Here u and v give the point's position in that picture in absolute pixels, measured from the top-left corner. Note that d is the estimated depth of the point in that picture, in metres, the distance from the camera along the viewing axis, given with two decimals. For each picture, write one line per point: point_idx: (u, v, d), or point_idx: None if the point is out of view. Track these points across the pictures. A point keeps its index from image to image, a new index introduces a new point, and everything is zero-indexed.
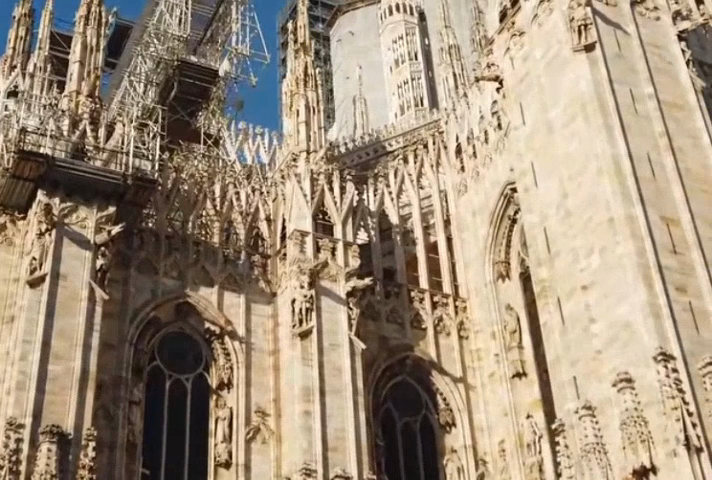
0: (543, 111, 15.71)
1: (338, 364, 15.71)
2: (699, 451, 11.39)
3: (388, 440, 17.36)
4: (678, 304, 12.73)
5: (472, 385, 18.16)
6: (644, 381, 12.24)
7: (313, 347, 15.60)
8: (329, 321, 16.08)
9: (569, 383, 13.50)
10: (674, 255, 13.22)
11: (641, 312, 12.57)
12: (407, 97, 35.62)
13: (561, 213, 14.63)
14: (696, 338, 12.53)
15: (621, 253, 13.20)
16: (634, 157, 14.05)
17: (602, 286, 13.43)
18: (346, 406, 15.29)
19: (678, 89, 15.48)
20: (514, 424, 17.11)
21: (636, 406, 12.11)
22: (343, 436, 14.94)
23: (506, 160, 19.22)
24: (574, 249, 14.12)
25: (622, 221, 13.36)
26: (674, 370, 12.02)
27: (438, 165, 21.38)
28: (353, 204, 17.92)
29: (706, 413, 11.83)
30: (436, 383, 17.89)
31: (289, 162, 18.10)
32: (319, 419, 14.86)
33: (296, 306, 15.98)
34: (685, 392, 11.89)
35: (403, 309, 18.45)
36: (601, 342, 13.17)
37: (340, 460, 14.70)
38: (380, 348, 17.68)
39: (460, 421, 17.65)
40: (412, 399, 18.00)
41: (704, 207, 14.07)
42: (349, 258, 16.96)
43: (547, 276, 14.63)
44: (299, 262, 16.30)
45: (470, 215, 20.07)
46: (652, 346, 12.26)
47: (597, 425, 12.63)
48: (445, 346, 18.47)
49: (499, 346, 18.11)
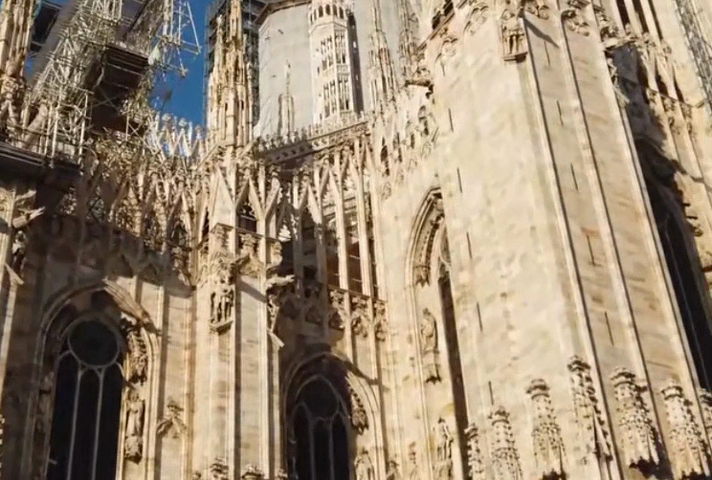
0: (472, 118, 15.88)
1: (255, 360, 15.62)
2: (608, 459, 11.62)
3: (301, 440, 17.21)
4: (594, 314, 12.95)
5: (387, 387, 18.25)
6: (558, 389, 12.44)
7: (230, 343, 15.49)
8: (248, 317, 15.97)
9: (484, 388, 13.68)
10: (592, 266, 13.48)
11: (559, 321, 12.77)
12: (332, 98, 35.61)
13: (484, 220, 14.81)
14: (609, 348, 12.76)
15: (541, 263, 13.41)
16: (558, 168, 14.28)
17: (521, 294, 13.62)
18: (260, 403, 15.20)
19: (602, 104, 15.85)
20: (426, 427, 17.30)
21: (549, 413, 12.32)
22: (256, 433, 14.86)
23: (432, 165, 19.40)
24: (496, 256, 14.30)
25: (544, 230, 13.58)
26: (587, 379, 12.22)
27: (363, 167, 21.49)
28: (278, 201, 17.87)
29: (616, 421, 12.07)
30: (351, 384, 17.91)
31: (215, 155, 17.97)
32: (233, 415, 14.75)
33: (215, 300, 15.85)
34: (597, 400, 12.09)
35: (322, 309, 18.42)
36: (518, 349, 13.34)
37: (252, 456, 14.60)
38: (298, 347, 17.62)
39: (373, 422, 17.72)
40: (326, 400, 17.95)
41: (623, 221, 14.39)
42: (271, 255, 16.90)
43: (467, 281, 14.79)
44: (221, 256, 16.16)
45: (392, 218, 20.23)
46: (567, 355, 12.45)
47: (510, 430, 12.81)
48: (362, 347, 18.51)
49: (415, 349, 18.27)
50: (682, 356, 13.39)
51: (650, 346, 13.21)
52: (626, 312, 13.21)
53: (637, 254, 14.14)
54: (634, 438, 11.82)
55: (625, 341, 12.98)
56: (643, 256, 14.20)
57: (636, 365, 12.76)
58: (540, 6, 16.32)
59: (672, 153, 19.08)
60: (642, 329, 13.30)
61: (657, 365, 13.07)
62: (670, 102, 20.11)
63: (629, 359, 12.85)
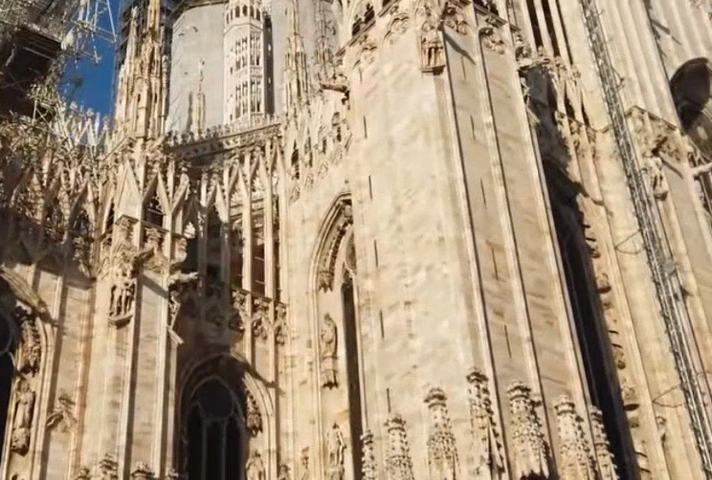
0: (386, 126, 15.99)
1: (153, 357, 15.39)
2: (500, 471, 11.79)
3: (193, 440, 17.00)
4: (495, 327, 13.17)
5: (283, 390, 18.18)
6: (455, 399, 12.56)
7: (128, 337, 15.25)
8: (148, 313, 15.70)
9: (382, 394, 13.73)
10: (496, 280, 13.70)
11: (460, 333, 12.93)
12: (244, 99, 35.63)
13: (392, 229, 14.90)
14: (507, 361, 12.98)
15: (446, 274, 13.57)
16: (468, 182, 14.51)
17: (424, 304, 13.76)
18: (155, 400, 14.98)
19: (514, 123, 16.17)
20: (320, 432, 17.37)
21: (445, 422, 12.40)
22: (149, 431, 14.63)
23: (342, 172, 19.52)
24: (402, 265, 14.40)
25: (451, 242, 13.77)
26: (484, 391, 12.40)
27: (273, 169, 21.45)
28: (186, 197, 17.69)
29: (510, 434, 12.26)
30: (247, 386, 17.79)
31: (124, 146, 17.72)
32: (126, 411, 14.48)
33: (115, 293, 15.61)
34: (493, 413, 12.27)
35: (224, 309, 18.23)
36: (418, 357, 13.41)
37: (143, 454, 14.35)
38: (196, 345, 17.38)
39: (267, 425, 17.61)
40: (221, 401, 17.77)
41: (527, 238, 14.68)
42: (175, 251, 16.67)
43: (372, 288, 14.82)
44: (124, 249, 15.91)
45: (299, 221, 20.23)
46: (466, 366, 12.61)
47: (405, 438, 12.84)
48: (261, 349, 18.41)
49: (313, 354, 18.31)
50: (576, 373, 13.68)
51: (546, 362, 13.48)
52: (525, 327, 13.46)
53: (538, 271, 14.44)
54: (526, 450, 12.01)
55: (523, 356, 13.22)
56: (544, 273, 14.50)
57: (532, 380, 12.99)
58: (460, 22, 16.63)
59: (576, 175, 19.54)
60: (539, 345, 13.56)
61: (552, 381, 13.34)
62: (577, 126, 20.59)
63: (525, 373, 13.08)
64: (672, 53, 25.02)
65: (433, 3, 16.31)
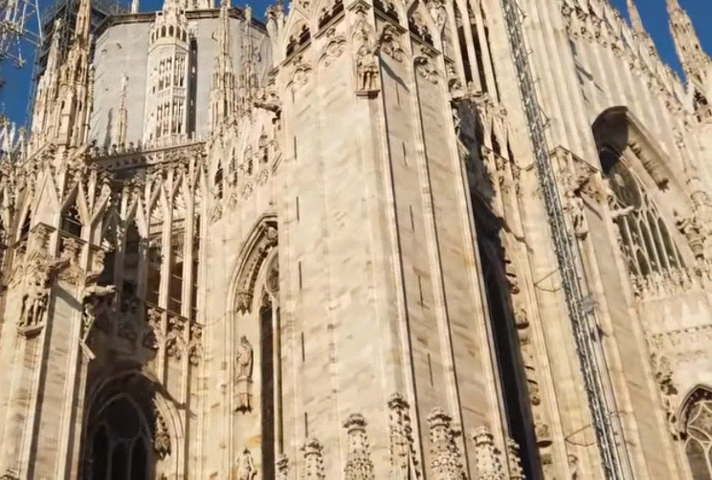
0: (317, 148, 16.00)
1: (62, 371, 14.87)
2: None
3: (98, 459, 16.23)
4: (418, 354, 13.06)
5: (194, 412, 17.72)
6: (375, 425, 12.36)
7: (38, 349, 14.70)
8: (60, 325, 15.19)
9: (299, 418, 13.56)
10: (421, 307, 13.64)
11: (384, 358, 12.75)
12: (165, 119, 35.14)
13: (318, 251, 14.84)
14: (429, 389, 12.84)
15: (372, 298, 13.43)
16: (398, 207, 14.47)
17: (348, 327, 13.63)
18: (62, 415, 14.45)
19: (444, 153, 16.39)
20: (229, 458, 17.06)
21: (364, 448, 12.15)
22: (53, 448, 14.07)
23: (267, 194, 19.27)
24: (327, 287, 14.32)
25: (378, 266, 13.65)
26: (406, 417, 12.20)
27: (196, 187, 21.20)
28: (106, 209, 17.32)
29: (429, 463, 12.05)
30: (158, 406, 17.23)
31: (45, 152, 17.41)
32: (31, 425, 13.90)
33: (27, 303, 15.02)
34: (413, 439, 12.07)
35: (138, 327, 17.65)
36: (338, 381, 13.27)
37: (46, 472, 13.75)
38: (107, 363, 16.69)
39: (175, 448, 17.11)
40: (128, 420, 17.09)
41: (452, 266, 14.78)
42: (92, 263, 16.25)
43: (294, 310, 14.76)
44: (39, 258, 15.33)
45: (220, 242, 20.04)
46: (389, 391, 12.41)
47: (321, 464, 12.64)
48: (174, 369, 17.92)
49: (227, 376, 17.99)
50: (495, 405, 13.66)
51: (467, 392, 13.42)
52: (447, 356, 13.40)
53: (462, 300, 14.53)
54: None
55: (444, 384, 13.12)
56: (467, 303, 14.59)
57: (452, 408, 12.90)
58: (396, 49, 16.74)
59: (499, 211, 19.63)
60: (461, 374, 13.51)
61: (471, 411, 13.26)
62: (502, 162, 20.73)
63: (446, 401, 12.99)
64: (595, 98, 25.42)
65: (370, 29, 16.34)
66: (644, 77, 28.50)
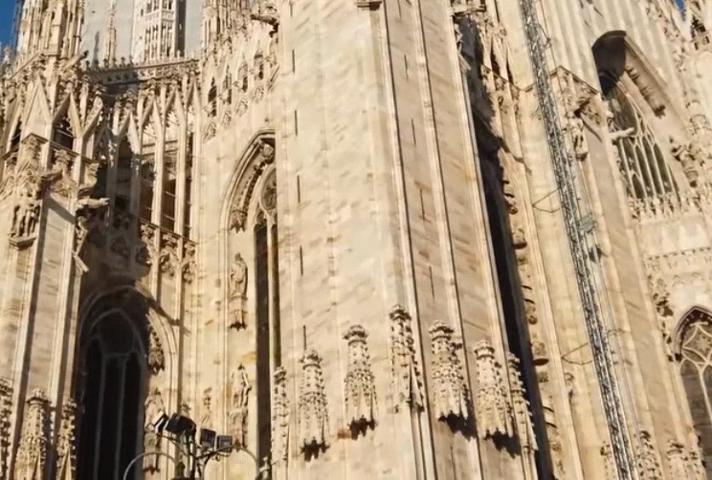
0: (316, 61, 15.63)
1: (55, 282, 14.57)
2: (420, 410, 11.47)
3: (91, 374, 15.96)
4: (420, 266, 12.89)
5: (188, 329, 17.44)
6: (376, 336, 12.23)
7: (30, 260, 14.38)
8: (52, 237, 14.85)
9: (298, 331, 13.38)
10: (423, 220, 13.43)
11: (385, 270, 12.56)
12: (154, 43, 34.61)
13: (317, 164, 14.56)
14: (430, 302, 12.68)
15: (374, 210, 13.18)
16: (399, 119, 14.18)
17: (348, 239, 13.42)
18: (56, 327, 14.18)
19: (446, 67, 16.02)
20: (223, 374, 16.72)
21: (365, 360, 12.09)
22: (47, 358, 13.81)
23: (262, 109, 18.85)
24: (326, 200, 14.06)
25: (380, 178, 13.39)
26: (407, 329, 12.05)
27: (189, 104, 20.77)
28: (98, 122, 16.94)
29: (430, 373, 11.96)
30: (151, 322, 16.93)
31: (36, 63, 16.96)
32: (24, 336, 13.63)
33: (18, 215, 14.66)
34: (414, 351, 11.93)
35: (130, 242, 17.35)
36: (338, 294, 13.11)
37: (40, 382, 13.51)
38: (100, 277, 16.41)
39: (170, 363, 16.77)
40: (120, 336, 16.81)
41: (454, 181, 14.57)
42: (85, 175, 15.91)
43: (292, 225, 14.47)
44: (30, 170, 14.97)
45: (214, 160, 19.66)
46: (390, 303, 12.25)
47: (320, 375, 12.57)
48: (167, 285, 17.63)
49: (221, 293, 17.71)
50: (496, 319, 13.54)
51: (468, 307, 13.27)
52: (449, 269, 13.24)
53: (463, 215, 14.33)
54: (447, 391, 11.74)
55: (446, 298, 12.96)
56: (469, 218, 14.40)
57: (454, 321, 12.76)
58: None
59: (498, 130, 19.23)
60: (462, 287, 13.36)
61: (472, 325, 13.15)
62: (501, 83, 20.33)
63: (447, 314, 12.84)
64: (593, 22, 24.97)
65: None
66: (642, 3, 27.98)
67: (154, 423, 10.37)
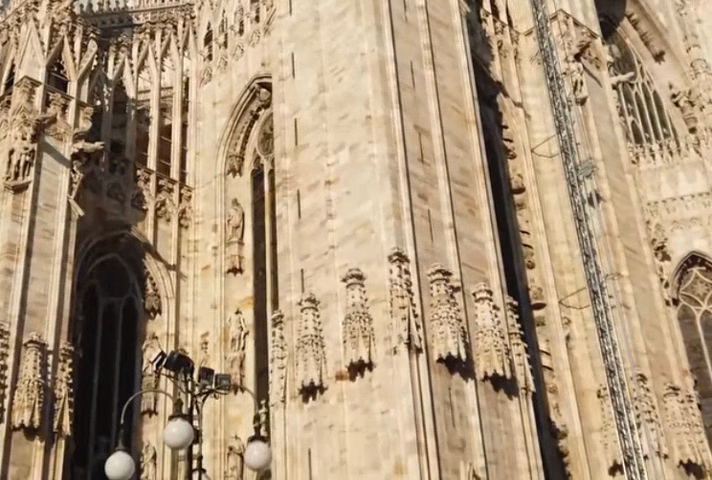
0: (313, 3, 15.46)
1: (51, 227, 14.44)
2: (418, 352, 11.47)
3: (88, 318, 15.91)
4: (418, 210, 12.80)
5: (184, 274, 17.38)
6: (374, 279, 12.19)
7: (26, 204, 14.24)
8: (48, 182, 14.71)
9: (296, 275, 13.33)
10: (421, 164, 13.33)
11: (384, 213, 12.47)
12: None
13: (315, 107, 14.41)
14: (429, 245, 12.63)
15: (372, 153, 13.05)
16: (398, 61, 14.00)
17: (346, 183, 13.32)
18: (52, 271, 14.09)
19: (445, 10, 15.83)
20: (221, 319, 16.70)
21: (363, 302, 12.07)
22: (44, 302, 13.73)
23: (259, 54, 18.59)
24: (324, 144, 13.93)
25: (378, 121, 13.23)
26: (406, 271, 12.00)
27: (185, 48, 20.50)
28: (93, 65, 16.72)
29: (429, 316, 11.95)
30: (148, 267, 16.85)
31: (29, 5, 16.67)
32: (21, 280, 13.55)
33: (13, 159, 14.50)
34: (413, 294, 11.89)
35: (127, 187, 17.15)
36: (336, 237, 13.04)
37: (37, 326, 13.45)
38: (96, 222, 16.26)
39: (166, 308, 16.75)
40: (116, 280, 16.73)
41: (454, 125, 14.44)
42: (79, 119, 15.75)
43: (289, 169, 14.34)
44: (24, 113, 14.78)
45: (210, 105, 19.46)
46: (388, 245, 12.18)
47: (318, 318, 12.56)
48: (164, 231, 17.53)
49: (219, 239, 17.57)
50: (495, 263, 13.50)
51: (467, 250, 13.22)
52: (448, 213, 13.17)
53: (462, 159, 14.22)
54: (445, 334, 11.75)
55: (445, 242, 12.90)
56: (468, 162, 14.28)
57: (452, 265, 12.71)
58: None
59: (497, 75, 19.00)
60: (460, 231, 13.30)
61: (471, 269, 13.11)
62: (501, 27, 20.06)
63: (446, 257, 12.79)
64: None
65: None
66: None
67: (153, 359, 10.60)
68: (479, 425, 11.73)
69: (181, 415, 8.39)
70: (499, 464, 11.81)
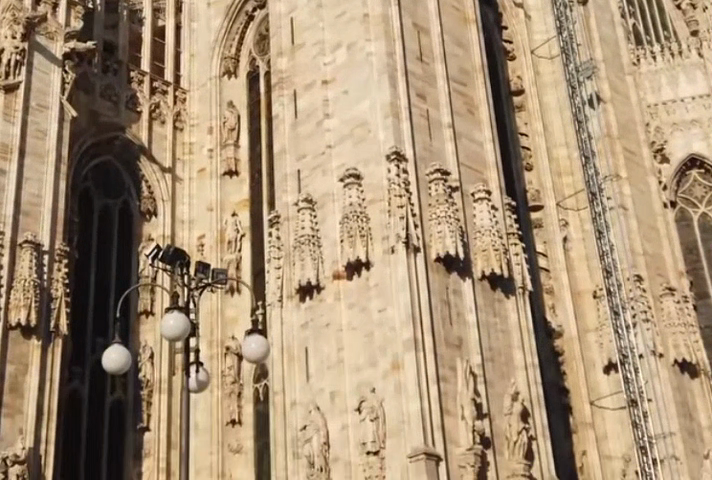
0: None
1: (44, 127, 14.19)
2: (415, 252, 11.46)
3: (84, 220, 15.81)
4: (417, 109, 12.62)
5: (180, 178, 17.16)
6: (372, 179, 12.10)
7: (18, 104, 14.00)
8: (40, 82, 14.36)
9: (293, 176, 13.20)
10: (420, 63, 13.10)
11: (382, 112, 12.30)
12: None
13: (312, 5, 14.08)
14: (427, 145, 12.50)
15: (370, 52, 12.79)
16: None
17: (343, 82, 13.11)
18: (46, 171, 13.89)
19: None
20: (217, 221, 16.63)
21: (360, 202, 12.00)
22: (38, 203, 13.62)
23: None
24: (321, 43, 13.67)
25: (377, 20, 12.95)
26: (404, 171, 11.89)
27: None
28: None
29: (426, 216, 11.90)
30: (143, 170, 16.67)
31: None
32: (14, 180, 13.43)
33: (4, 58, 14.14)
34: (411, 194, 11.80)
35: (120, 87, 16.85)
36: (333, 137, 12.89)
37: (31, 226, 13.39)
38: (89, 124, 16.07)
39: (162, 211, 16.65)
40: (112, 182, 16.53)
41: (453, 24, 14.15)
42: (70, 19, 15.40)
43: (286, 69, 14.04)
44: (14, 12, 14.26)
45: (204, 6, 18.89)
46: (386, 145, 12.05)
47: (315, 218, 12.50)
48: (158, 133, 17.19)
49: (214, 141, 17.34)
50: (494, 164, 13.38)
51: (465, 151, 13.10)
52: (447, 113, 13.00)
53: (461, 58, 13.97)
54: (443, 234, 11.73)
55: (443, 142, 12.77)
56: (467, 62, 14.04)
57: (451, 164, 12.60)
58: None
59: None
60: (459, 131, 13.15)
61: (469, 169, 13.00)
62: None
63: (444, 157, 12.67)
64: None
65: None
66: None
67: (148, 251, 10.26)
68: (476, 323, 11.80)
69: (176, 307, 8.34)
70: (494, 361, 11.95)
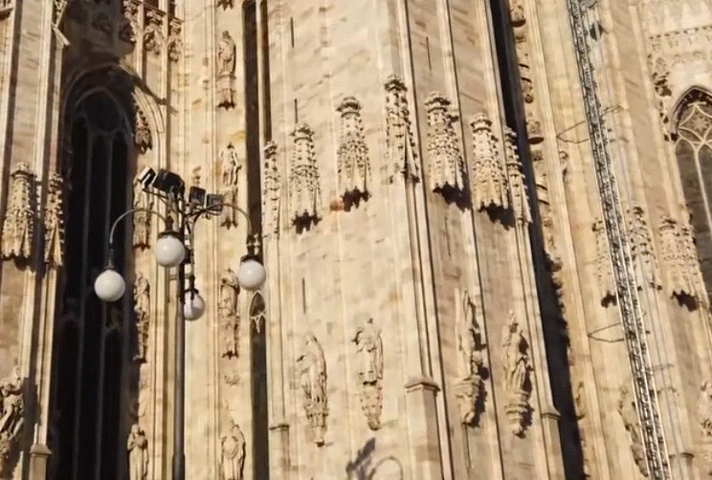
0: None
1: (36, 56, 13.86)
2: (414, 182, 11.30)
3: (78, 152, 15.62)
4: (416, 37, 12.36)
5: (175, 109, 16.87)
6: (370, 109, 11.91)
7: (8, 33, 13.71)
8: (31, 10, 14.08)
9: (289, 106, 12.99)
10: None
11: (381, 40, 12.06)
12: None
13: None
14: (427, 74, 12.27)
15: None
16: None
17: (342, 10, 12.81)
18: (38, 100, 13.63)
19: None
20: (213, 153, 16.29)
21: (358, 132, 11.82)
22: (31, 132, 13.37)
23: None
24: None
25: None
26: (403, 100, 11.68)
27: None
28: None
29: (425, 146, 11.73)
30: (137, 102, 16.35)
31: None
32: (5, 110, 13.18)
33: None
34: (410, 123, 11.61)
35: (113, 17, 16.43)
36: (331, 66, 12.65)
37: (24, 156, 13.17)
38: (82, 54, 15.76)
39: (157, 143, 16.42)
40: (106, 113, 16.30)
41: None
42: None
43: None
44: None
45: None
46: (385, 73, 11.83)
47: (312, 149, 12.33)
48: (153, 65, 16.88)
49: (209, 73, 16.91)
50: (494, 93, 13.14)
51: (465, 80, 12.86)
52: (447, 41, 12.73)
53: None
54: (442, 164, 11.59)
55: (443, 71, 12.53)
56: None
57: (450, 94, 12.39)
58: None
59: None
60: (459, 60, 12.91)
61: (469, 99, 12.79)
62: None
63: (444, 87, 12.45)
64: None
65: None
66: None
67: (140, 176, 9.34)
68: (475, 255, 11.69)
69: (171, 232, 8.19)
70: (493, 293, 11.88)
